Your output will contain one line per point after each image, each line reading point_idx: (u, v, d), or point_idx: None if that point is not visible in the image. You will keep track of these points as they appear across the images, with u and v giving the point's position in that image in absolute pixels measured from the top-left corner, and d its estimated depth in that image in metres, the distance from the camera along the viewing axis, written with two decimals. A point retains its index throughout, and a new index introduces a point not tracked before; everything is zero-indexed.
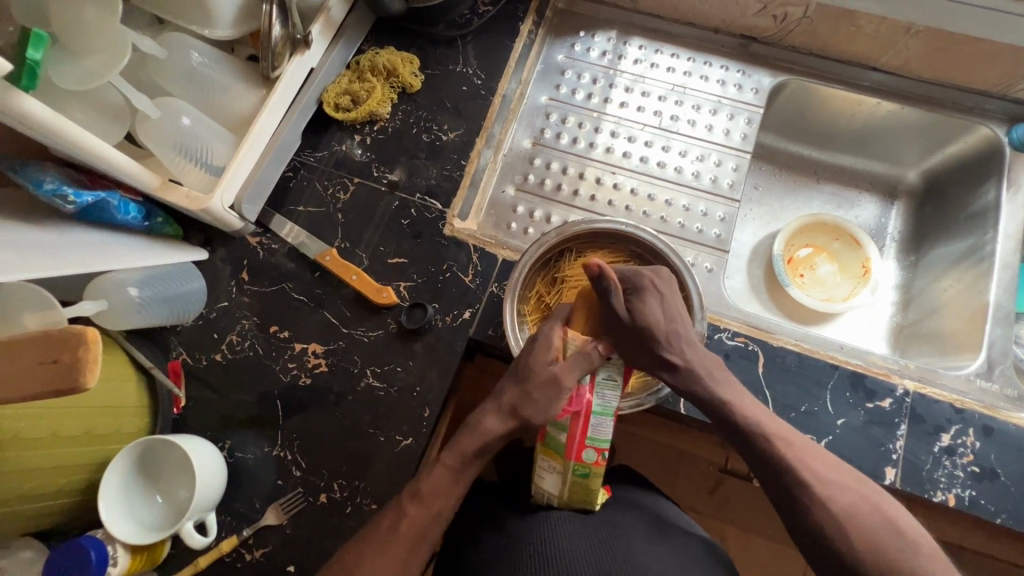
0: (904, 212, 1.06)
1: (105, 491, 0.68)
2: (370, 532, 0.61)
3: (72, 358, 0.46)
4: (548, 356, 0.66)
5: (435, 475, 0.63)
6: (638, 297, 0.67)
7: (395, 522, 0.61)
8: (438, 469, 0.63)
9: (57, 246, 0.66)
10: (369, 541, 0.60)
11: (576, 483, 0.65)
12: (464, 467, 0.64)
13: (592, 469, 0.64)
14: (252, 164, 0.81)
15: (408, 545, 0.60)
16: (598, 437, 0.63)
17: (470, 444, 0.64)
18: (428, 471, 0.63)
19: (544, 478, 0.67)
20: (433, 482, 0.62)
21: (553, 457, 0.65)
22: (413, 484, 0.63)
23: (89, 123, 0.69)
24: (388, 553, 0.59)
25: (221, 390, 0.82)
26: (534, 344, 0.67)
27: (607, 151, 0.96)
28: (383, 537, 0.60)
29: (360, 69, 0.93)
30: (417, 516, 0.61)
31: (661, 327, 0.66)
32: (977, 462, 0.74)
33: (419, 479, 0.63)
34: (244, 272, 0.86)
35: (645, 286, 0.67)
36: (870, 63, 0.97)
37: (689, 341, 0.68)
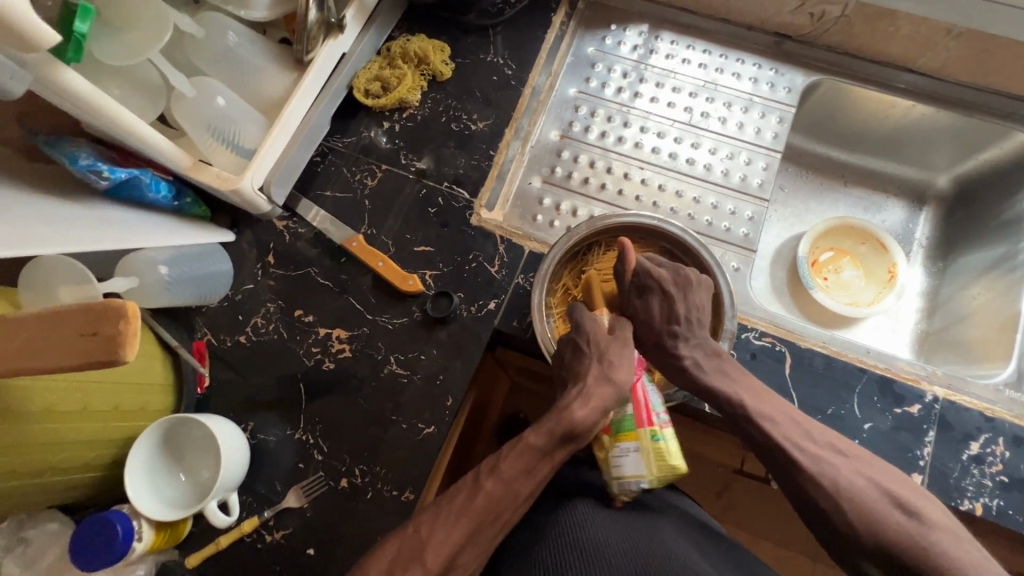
0: (933, 218, 1.05)
1: (132, 464, 0.69)
2: (439, 503, 0.58)
3: (112, 330, 0.46)
4: (603, 331, 0.69)
5: (516, 452, 0.59)
6: (641, 294, 0.71)
7: (470, 498, 0.57)
8: (520, 447, 0.60)
9: (91, 222, 0.66)
10: (442, 511, 0.57)
11: (656, 452, 0.65)
12: (550, 450, 0.60)
13: (665, 431, 0.67)
14: (282, 148, 0.80)
15: (479, 519, 0.56)
16: (657, 403, 0.69)
17: (558, 425, 0.61)
18: (511, 447, 0.60)
19: (622, 466, 0.66)
20: (519, 459, 0.59)
21: (628, 435, 0.66)
22: (492, 459, 0.60)
23: (126, 100, 0.69)
24: (462, 524, 0.56)
25: (244, 371, 0.82)
26: (587, 323, 0.69)
27: (636, 146, 0.96)
28: (459, 507, 0.57)
29: (391, 55, 0.93)
30: (496, 493, 0.57)
31: (655, 325, 0.70)
32: (1007, 472, 0.73)
33: (499, 455, 0.60)
34: (270, 255, 0.86)
35: (653, 284, 0.70)
36: (906, 64, 0.96)
37: (695, 343, 0.70)
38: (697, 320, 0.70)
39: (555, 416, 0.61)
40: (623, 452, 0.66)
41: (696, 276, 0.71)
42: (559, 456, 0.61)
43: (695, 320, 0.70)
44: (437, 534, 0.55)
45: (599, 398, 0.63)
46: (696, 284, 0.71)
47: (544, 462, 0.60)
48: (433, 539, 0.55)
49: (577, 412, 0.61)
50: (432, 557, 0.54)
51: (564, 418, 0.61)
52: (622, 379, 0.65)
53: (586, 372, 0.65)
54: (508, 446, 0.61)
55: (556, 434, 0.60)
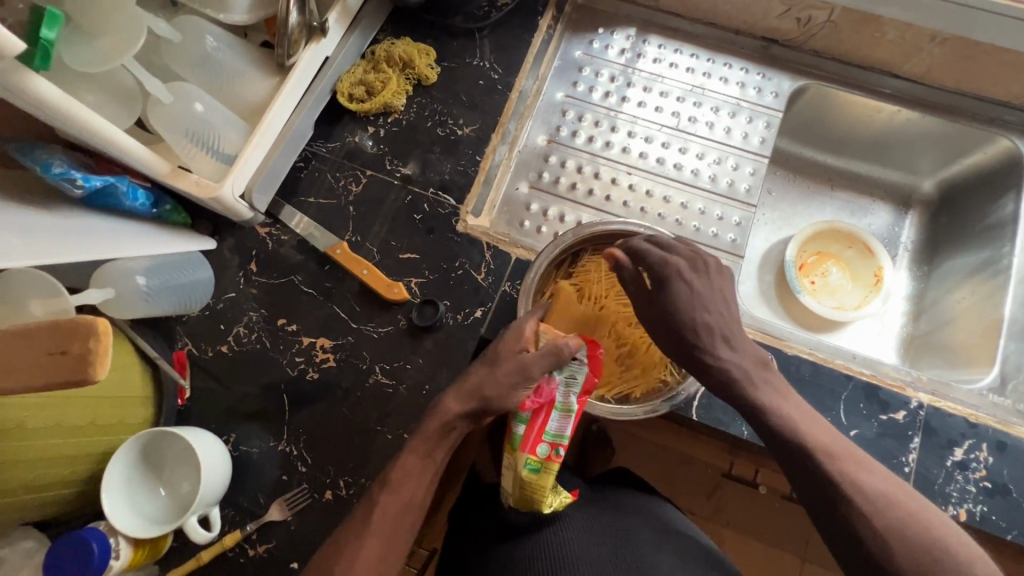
0: (918, 222, 1.05)
1: (110, 477, 0.67)
2: (348, 521, 0.60)
3: (82, 348, 0.45)
4: (518, 339, 0.65)
5: (403, 462, 0.61)
6: (665, 285, 0.65)
7: (370, 510, 0.59)
8: (404, 456, 0.61)
9: (64, 232, 0.64)
10: (346, 535, 0.58)
11: (529, 480, 0.63)
12: (434, 453, 0.62)
13: (545, 466, 0.62)
14: (264, 153, 0.79)
15: (385, 535, 0.58)
16: (555, 434, 0.63)
17: (434, 425, 0.62)
18: (398, 458, 0.62)
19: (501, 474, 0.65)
20: (401, 467, 0.61)
21: (509, 452, 0.64)
22: (383, 472, 0.62)
23: (100, 106, 0.67)
24: (360, 540, 0.57)
25: (225, 381, 0.80)
26: (508, 333, 0.66)
27: (623, 151, 0.95)
28: (360, 522, 0.58)
29: (376, 59, 0.92)
30: (390, 504, 0.59)
31: (688, 318, 0.64)
32: (990, 477, 0.73)
33: (389, 467, 0.62)
34: (252, 262, 0.84)
35: (671, 279, 0.65)
36: (893, 70, 0.96)
37: (730, 336, 0.64)
38: (722, 311, 0.65)
39: (430, 420, 0.63)
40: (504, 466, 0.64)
41: (717, 263, 0.68)
42: (442, 456, 0.62)
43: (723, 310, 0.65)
44: (341, 553, 0.57)
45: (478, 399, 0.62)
46: (715, 271, 0.67)
47: (427, 464, 0.61)
48: (345, 556, 0.57)
49: (447, 409, 0.62)
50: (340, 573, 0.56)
51: (437, 415, 0.62)
52: (494, 389, 0.62)
53: (470, 374, 0.64)
54: (396, 457, 0.62)
55: (428, 438, 0.61)
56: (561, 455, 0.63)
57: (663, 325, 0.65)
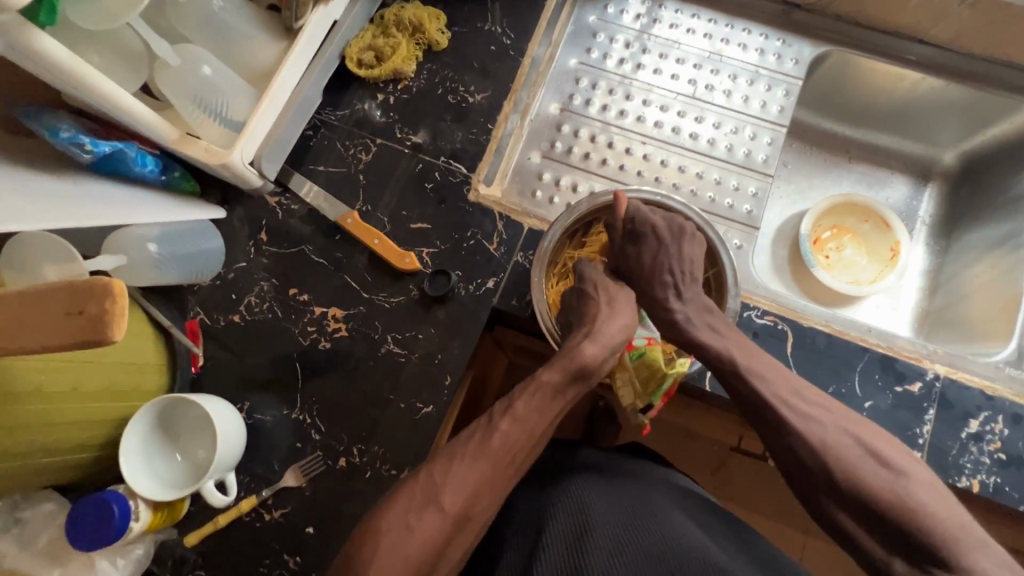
0: (937, 195, 1.03)
1: (126, 446, 0.68)
2: (453, 447, 0.55)
3: (98, 309, 0.45)
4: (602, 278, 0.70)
5: (531, 392, 0.58)
6: (636, 240, 0.71)
7: (487, 437, 0.55)
8: (536, 383, 0.58)
9: (74, 198, 0.63)
10: (456, 453, 0.54)
11: (639, 370, 0.74)
12: (562, 390, 0.59)
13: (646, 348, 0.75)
14: (273, 120, 0.77)
15: (500, 462, 0.54)
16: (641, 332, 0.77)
17: (571, 364, 0.60)
18: (526, 387, 0.58)
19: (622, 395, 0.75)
20: (535, 396, 0.57)
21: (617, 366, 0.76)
22: (507, 398, 0.58)
23: (107, 68, 0.66)
24: (481, 465, 0.53)
25: (238, 350, 0.80)
26: (589, 276, 0.70)
27: (638, 120, 0.93)
28: (475, 448, 0.54)
29: (384, 23, 0.89)
30: (515, 432, 0.55)
31: (645, 271, 0.70)
32: (1005, 449, 0.73)
33: (513, 395, 0.58)
34: (262, 232, 0.84)
35: (645, 232, 0.70)
36: (918, 35, 0.93)
37: (687, 294, 0.68)
38: (689, 270, 0.69)
39: (567, 355, 0.61)
40: (618, 378, 0.75)
41: (694, 229, 0.70)
42: (572, 394, 0.60)
43: (689, 272, 0.68)
44: (453, 478, 0.52)
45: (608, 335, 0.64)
46: (690, 235, 0.70)
47: (558, 399, 0.59)
48: (452, 481, 0.52)
49: (585, 349, 0.61)
50: (451, 497, 0.51)
51: (576, 356, 0.60)
52: (625, 326, 0.66)
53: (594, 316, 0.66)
54: (522, 387, 0.59)
55: (570, 371, 0.59)
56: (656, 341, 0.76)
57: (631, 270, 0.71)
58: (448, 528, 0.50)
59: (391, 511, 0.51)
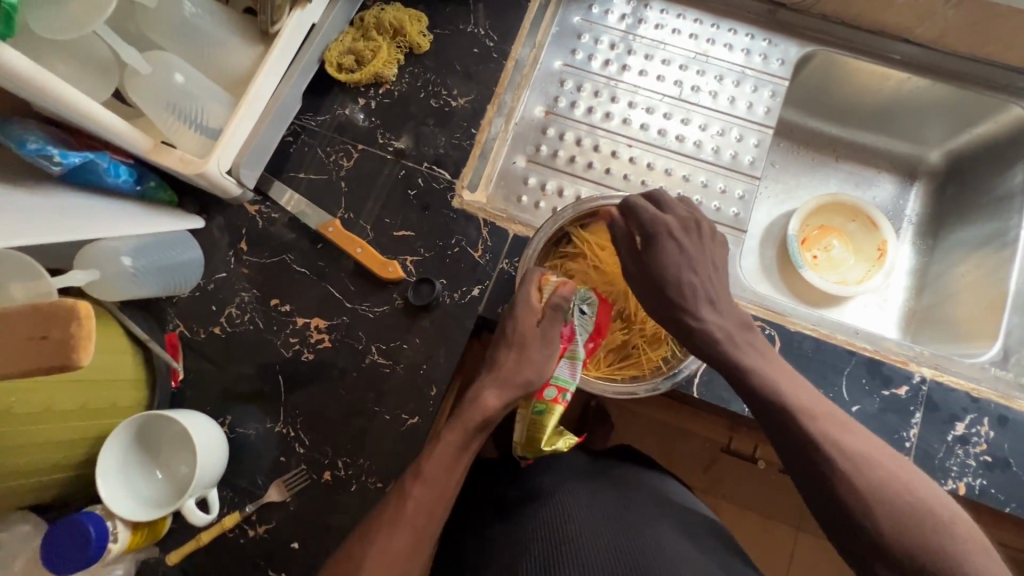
0: (923, 194, 1.03)
1: (105, 465, 0.66)
2: (372, 521, 0.56)
3: (63, 333, 0.43)
4: (530, 308, 0.66)
5: (436, 451, 0.58)
6: (654, 245, 0.64)
7: (399, 506, 0.56)
8: (439, 442, 0.59)
9: (44, 212, 0.61)
10: (371, 528, 0.55)
11: (533, 420, 0.67)
12: (468, 442, 0.60)
13: (547, 407, 0.66)
14: (250, 127, 0.75)
15: (416, 524, 0.55)
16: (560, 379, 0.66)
17: (471, 418, 0.60)
18: (430, 449, 0.59)
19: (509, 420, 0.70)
20: (439, 456, 0.58)
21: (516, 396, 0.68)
22: (415, 463, 0.59)
23: (75, 77, 0.64)
24: (392, 537, 0.54)
25: (219, 362, 0.79)
26: (519, 309, 0.66)
27: (624, 123, 0.92)
28: (387, 520, 0.55)
29: (365, 26, 0.87)
30: (424, 497, 0.56)
31: (673, 279, 0.63)
32: (990, 451, 0.73)
33: (421, 457, 0.59)
34: (242, 241, 0.82)
35: (663, 237, 0.64)
36: (903, 35, 0.92)
37: (717, 302, 0.63)
38: (713, 276, 0.64)
39: (467, 409, 0.61)
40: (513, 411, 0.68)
41: (710, 228, 0.66)
42: (479, 442, 0.60)
43: (715, 277, 0.64)
44: (370, 558, 0.53)
45: (507, 382, 0.62)
46: (707, 234, 0.66)
47: (464, 452, 0.59)
48: (370, 557, 0.53)
49: (484, 399, 0.61)
50: (371, 574, 0.52)
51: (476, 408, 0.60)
52: (533, 372, 0.63)
53: (502, 360, 0.64)
54: (428, 448, 0.60)
55: (468, 427, 0.59)
56: (565, 399, 0.66)
57: (647, 281, 0.65)
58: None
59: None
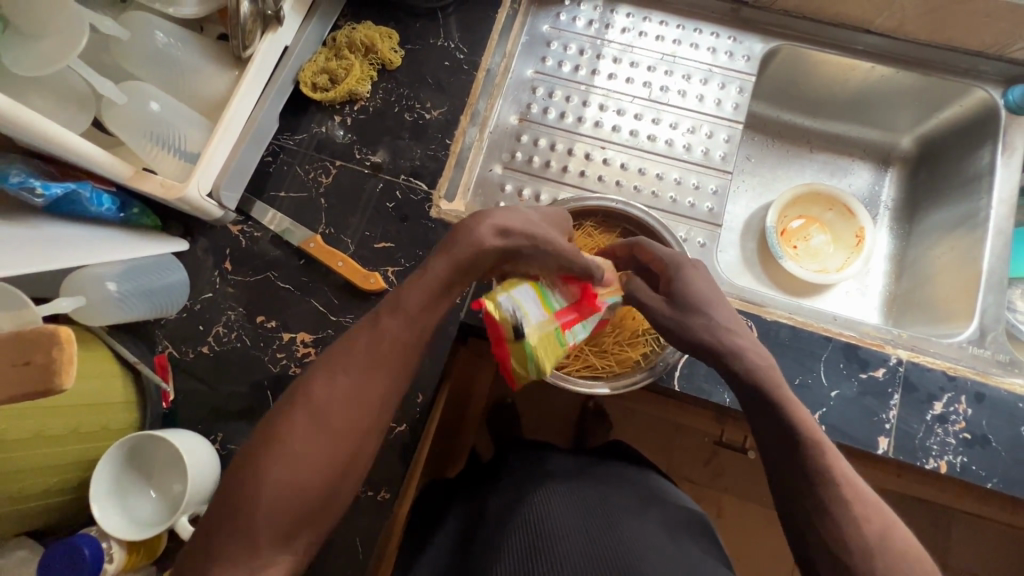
0: (897, 179, 1.05)
1: (98, 484, 0.68)
2: (338, 354, 0.56)
3: (45, 358, 0.45)
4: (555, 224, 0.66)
5: (416, 288, 0.57)
6: (679, 276, 0.64)
7: (374, 345, 0.56)
8: (424, 277, 0.58)
9: (27, 242, 0.63)
10: (339, 367, 0.55)
11: (547, 330, 0.62)
12: (455, 281, 0.58)
13: (565, 343, 0.65)
14: (228, 149, 0.77)
15: (392, 367, 0.56)
16: (575, 334, 0.66)
17: (462, 252, 0.58)
18: (411, 283, 0.58)
19: (522, 295, 0.62)
20: (420, 297, 0.57)
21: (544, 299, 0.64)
22: (392, 298, 0.58)
23: (52, 110, 0.66)
24: (366, 379, 0.54)
25: (210, 381, 0.80)
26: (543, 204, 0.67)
27: (596, 126, 0.94)
28: (361, 359, 0.55)
29: (337, 46, 0.89)
30: (400, 335, 0.56)
31: (709, 303, 0.62)
32: (969, 429, 0.74)
33: (399, 293, 0.58)
34: (227, 261, 0.84)
35: (685, 266, 0.65)
36: (865, 26, 0.94)
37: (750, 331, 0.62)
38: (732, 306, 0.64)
39: (460, 243, 0.58)
40: (531, 299, 0.63)
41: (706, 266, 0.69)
42: (461, 286, 0.60)
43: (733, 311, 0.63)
44: (338, 400, 0.53)
45: (503, 232, 0.60)
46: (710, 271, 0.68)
47: (444, 293, 0.59)
48: (339, 394, 0.54)
49: (479, 235, 0.58)
50: (339, 414, 0.53)
51: (469, 241, 0.58)
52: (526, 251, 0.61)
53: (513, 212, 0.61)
54: (409, 284, 0.58)
55: (459, 265, 0.58)
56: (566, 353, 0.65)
57: (684, 307, 0.62)
58: (342, 444, 0.53)
59: (287, 437, 0.51)
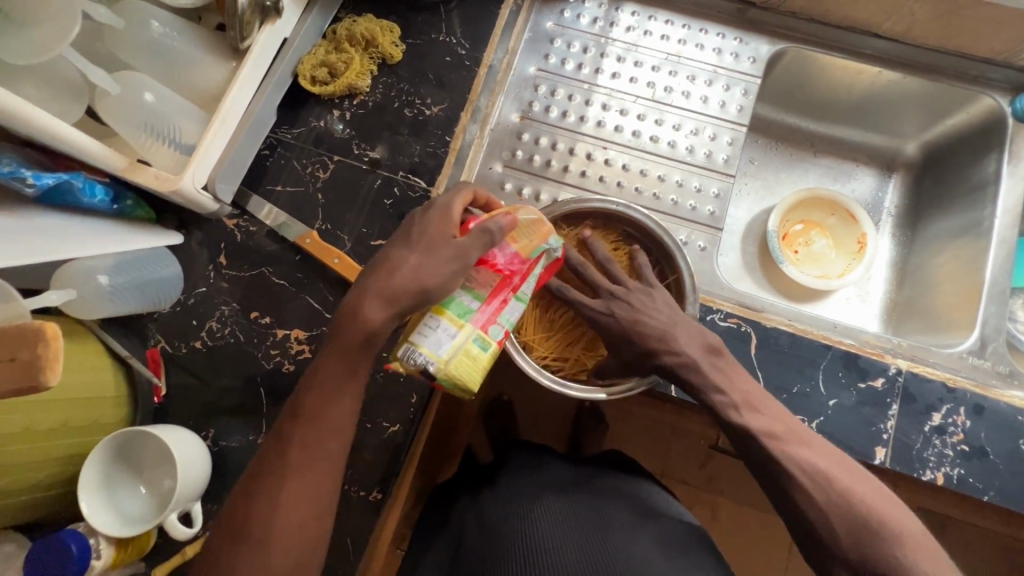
0: (900, 186, 1.04)
1: (87, 482, 0.67)
2: (258, 466, 0.56)
3: (31, 354, 0.44)
4: (449, 227, 0.58)
5: (318, 381, 0.56)
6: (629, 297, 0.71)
7: (286, 448, 0.56)
8: (324, 370, 0.56)
9: (19, 234, 0.61)
10: (261, 480, 0.55)
11: (465, 354, 0.57)
12: (358, 365, 0.57)
13: (490, 348, 0.58)
14: (224, 142, 0.76)
15: (316, 462, 0.56)
16: (518, 297, 0.63)
17: (350, 338, 0.55)
18: (312, 378, 0.57)
19: (424, 336, 0.56)
20: (325, 389, 0.56)
21: (451, 319, 0.57)
22: (295, 398, 0.58)
23: (45, 99, 0.65)
24: (290, 483, 0.55)
25: (201, 376, 0.79)
26: (432, 212, 0.59)
27: (599, 125, 0.93)
28: (278, 468, 0.55)
29: (337, 38, 0.88)
30: (310, 430, 0.56)
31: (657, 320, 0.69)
32: (967, 441, 0.74)
33: (302, 391, 0.57)
34: (221, 256, 0.83)
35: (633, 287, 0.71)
36: (873, 29, 0.92)
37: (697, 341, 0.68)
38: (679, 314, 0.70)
39: (346, 327, 0.56)
40: (433, 325, 0.57)
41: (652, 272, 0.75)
42: (368, 365, 0.57)
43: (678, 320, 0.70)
44: (265, 513, 0.54)
45: (397, 293, 0.55)
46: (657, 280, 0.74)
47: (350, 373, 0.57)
48: (264, 506, 0.54)
49: (369, 315, 0.55)
50: (268, 525, 0.54)
51: (357, 324, 0.55)
52: (431, 278, 0.55)
53: (402, 264, 0.56)
54: (309, 378, 0.57)
55: (350, 349, 0.56)
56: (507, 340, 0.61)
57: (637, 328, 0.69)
58: (293, 550, 0.54)
59: (234, 564, 0.53)
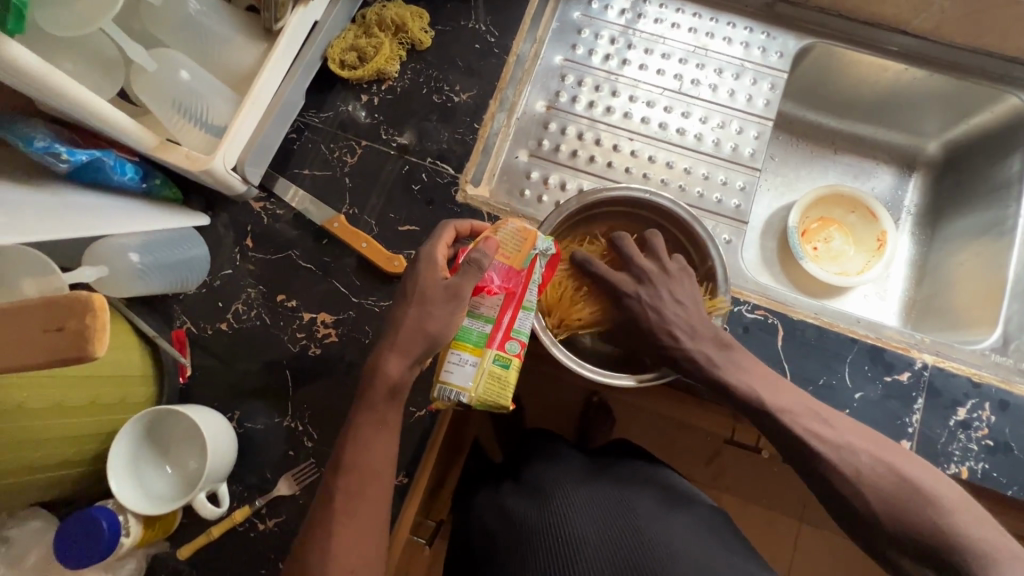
0: (921, 184, 1.04)
1: (114, 460, 0.66)
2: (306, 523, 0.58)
3: (78, 324, 0.44)
4: (438, 271, 0.59)
5: (353, 437, 0.59)
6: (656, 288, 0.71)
7: (331, 500, 0.58)
8: (356, 424, 0.59)
9: (53, 208, 0.61)
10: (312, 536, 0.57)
11: (490, 376, 0.58)
12: (389, 416, 0.59)
13: (512, 363, 0.59)
14: (254, 124, 0.75)
15: (363, 510, 0.58)
16: (528, 306, 0.61)
17: (378, 392, 0.58)
18: (347, 436, 0.59)
19: (450, 371, 0.58)
20: (364, 443, 0.58)
21: (470, 349, 0.58)
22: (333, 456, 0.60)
23: (81, 75, 0.65)
24: (344, 535, 0.56)
25: (226, 358, 0.79)
26: (421, 265, 0.60)
27: (625, 116, 0.93)
28: (326, 522, 0.57)
29: (366, 23, 0.88)
30: (354, 484, 0.58)
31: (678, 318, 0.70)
32: (992, 436, 0.74)
33: (339, 450, 0.59)
34: (248, 239, 0.82)
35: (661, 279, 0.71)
36: (900, 26, 0.93)
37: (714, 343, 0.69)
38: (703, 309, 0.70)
39: (371, 379, 0.58)
40: (456, 357, 0.58)
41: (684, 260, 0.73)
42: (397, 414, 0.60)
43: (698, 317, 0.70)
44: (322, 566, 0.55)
45: (408, 351, 0.57)
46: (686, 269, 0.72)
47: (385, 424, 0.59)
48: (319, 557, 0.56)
49: (388, 369, 0.58)
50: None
51: (380, 377, 0.58)
52: (436, 325, 0.57)
53: (403, 318, 0.58)
54: (344, 436, 0.60)
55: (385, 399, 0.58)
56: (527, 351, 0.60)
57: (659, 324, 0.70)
58: None
59: None
